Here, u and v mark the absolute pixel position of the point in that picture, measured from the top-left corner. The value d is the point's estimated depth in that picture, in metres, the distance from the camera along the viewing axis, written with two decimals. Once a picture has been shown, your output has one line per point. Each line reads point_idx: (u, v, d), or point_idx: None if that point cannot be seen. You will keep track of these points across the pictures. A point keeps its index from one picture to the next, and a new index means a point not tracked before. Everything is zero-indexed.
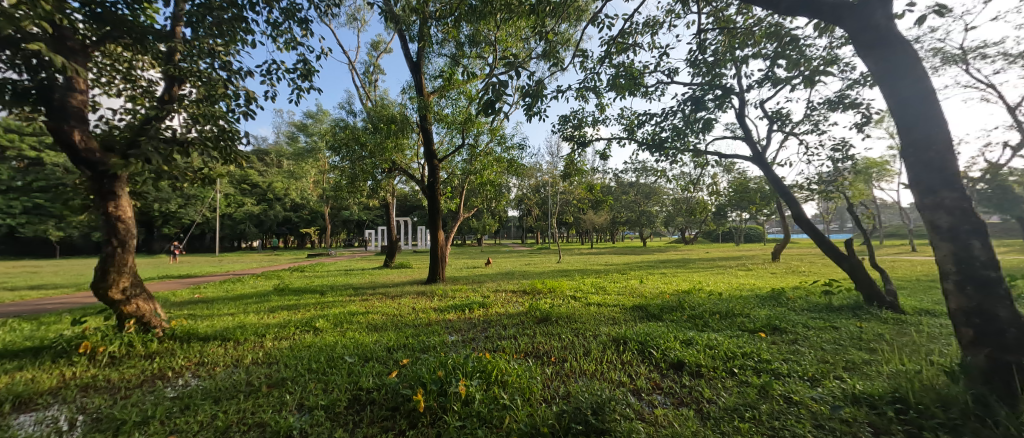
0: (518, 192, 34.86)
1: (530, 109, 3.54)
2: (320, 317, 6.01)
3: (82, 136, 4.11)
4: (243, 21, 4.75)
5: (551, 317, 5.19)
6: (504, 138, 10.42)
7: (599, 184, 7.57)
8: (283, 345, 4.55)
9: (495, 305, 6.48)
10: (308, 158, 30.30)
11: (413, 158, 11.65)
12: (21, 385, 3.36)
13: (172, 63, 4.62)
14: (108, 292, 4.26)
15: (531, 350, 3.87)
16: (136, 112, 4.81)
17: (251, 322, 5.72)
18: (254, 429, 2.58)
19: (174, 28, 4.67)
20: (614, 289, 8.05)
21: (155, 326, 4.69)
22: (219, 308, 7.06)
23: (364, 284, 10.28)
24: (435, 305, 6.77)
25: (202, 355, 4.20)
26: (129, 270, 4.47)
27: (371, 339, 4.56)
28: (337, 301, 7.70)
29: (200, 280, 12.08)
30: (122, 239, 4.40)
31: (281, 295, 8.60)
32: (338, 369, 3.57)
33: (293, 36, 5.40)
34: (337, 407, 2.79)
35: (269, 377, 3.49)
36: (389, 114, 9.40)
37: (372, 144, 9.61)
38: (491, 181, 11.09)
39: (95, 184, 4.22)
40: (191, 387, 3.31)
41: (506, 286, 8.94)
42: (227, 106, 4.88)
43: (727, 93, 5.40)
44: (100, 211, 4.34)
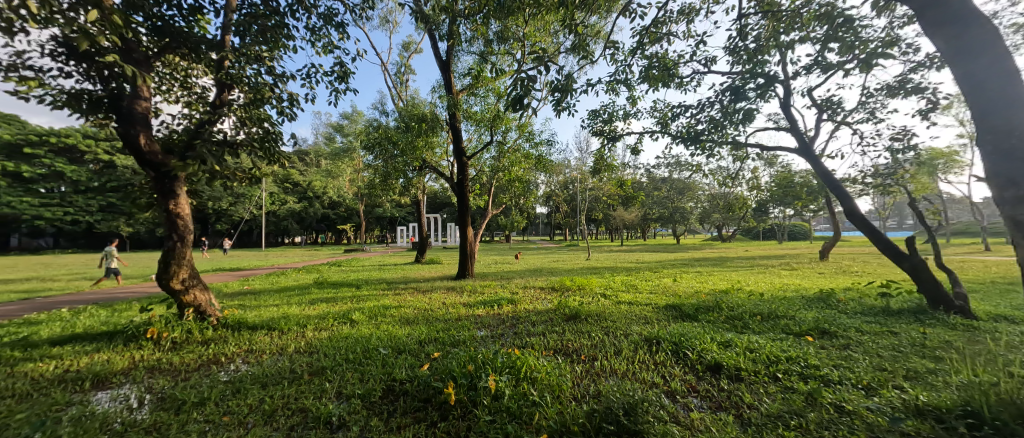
0: (547, 189, 34.67)
1: (560, 103, 3.51)
2: (356, 310, 6.26)
3: (147, 140, 4.47)
4: (286, 28, 5.10)
5: (583, 315, 5.11)
6: (533, 134, 10.35)
7: (630, 179, 7.37)
8: (323, 336, 4.79)
9: (524, 302, 6.48)
10: (343, 157, 31.31)
11: (443, 156, 11.87)
12: (98, 365, 3.73)
13: (222, 70, 4.92)
14: (169, 282, 4.66)
15: (560, 347, 3.83)
16: (192, 117, 5.19)
17: (294, 313, 6.06)
18: (297, 414, 2.73)
19: (225, 37, 4.98)
20: (648, 289, 7.74)
21: (210, 316, 5.05)
22: (265, 300, 7.47)
23: (396, 279, 10.52)
24: (465, 301, 6.84)
25: (249, 343, 4.50)
26: (188, 263, 4.86)
27: (404, 332, 4.71)
28: (371, 295, 7.99)
29: (248, 273, 13.02)
30: (182, 234, 4.78)
31: (319, 289, 9.00)
32: (373, 360, 3.69)
33: (331, 40, 5.65)
34: (372, 397, 2.90)
35: (310, 366, 3.69)
36: (420, 113, 9.70)
37: (403, 143, 9.87)
38: (520, 177, 11.08)
39: (158, 184, 4.62)
40: (241, 372, 3.55)
41: (535, 283, 8.90)
42: (271, 109, 5.20)
43: (770, 82, 5.07)
44: (162, 209, 4.73)
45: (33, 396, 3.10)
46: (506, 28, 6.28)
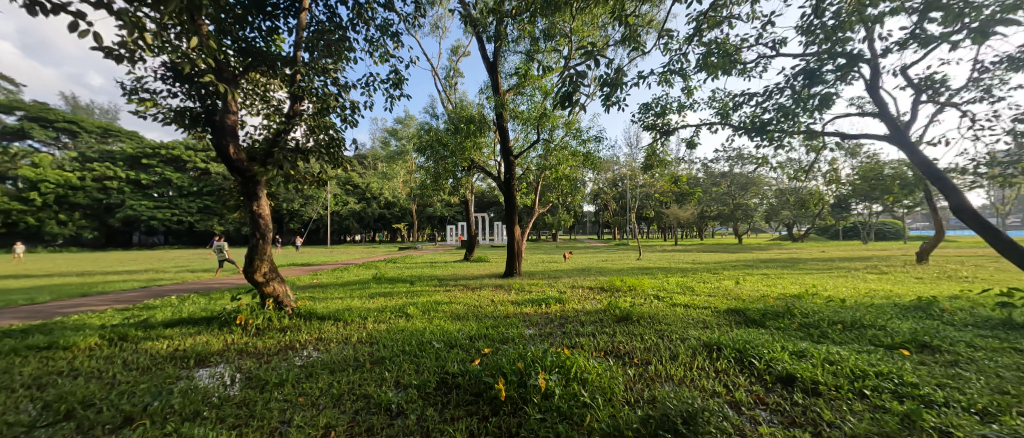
0: (595, 187, 33.85)
1: (609, 98, 3.42)
2: (411, 305, 6.58)
3: (235, 149, 5.06)
4: (348, 41, 5.49)
5: (635, 317, 4.92)
6: (580, 131, 10.17)
7: (685, 175, 6.97)
8: (381, 328, 5.10)
9: (572, 301, 6.40)
10: (398, 160, 33.02)
11: (490, 156, 12.08)
12: (199, 346, 4.30)
13: (295, 84, 5.42)
14: (253, 275, 5.23)
15: (611, 349, 3.73)
16: (270, 127, 5.77)
17: (357, 306, 6.52)
18: (361, 399, 2.94)
19: (297, 53, 5.47)
20: (707, 291, 7.27)
21: (287, 306, 5.61)
22: (331, 293, 8.12)
23: (447, 276, 10.90)
24: (513, 299, 6.90)
25: (319, 332, 4.92)
26: (269, 259, 5.42)
27: (455, 327, 4.87)
28: (425, 291, 8.36)
29: (316, 268, 14.23)
30: (263, 233, 5.34)
31: (378, 284, 9.58)
32: (428, 353, 3.86)
33: (387, 49, 5.98)
34: (427, 388, 3.03)
35: (371, 355, 3.95)
36: (468, 115, 9.93)
37: (453, 144, 10.18)
38: (567, 175, 10.94)
39: (244, 188, 5.21)
40: (313, 358, 3.90)
41: (584, 282, 8.75)
42: (336, 117, 5.63)
43: (853, 61, 4.51)
44: (247, 210, 5.32)
45: (153, 369, 3.66)
46: (553, 24, 6.23)
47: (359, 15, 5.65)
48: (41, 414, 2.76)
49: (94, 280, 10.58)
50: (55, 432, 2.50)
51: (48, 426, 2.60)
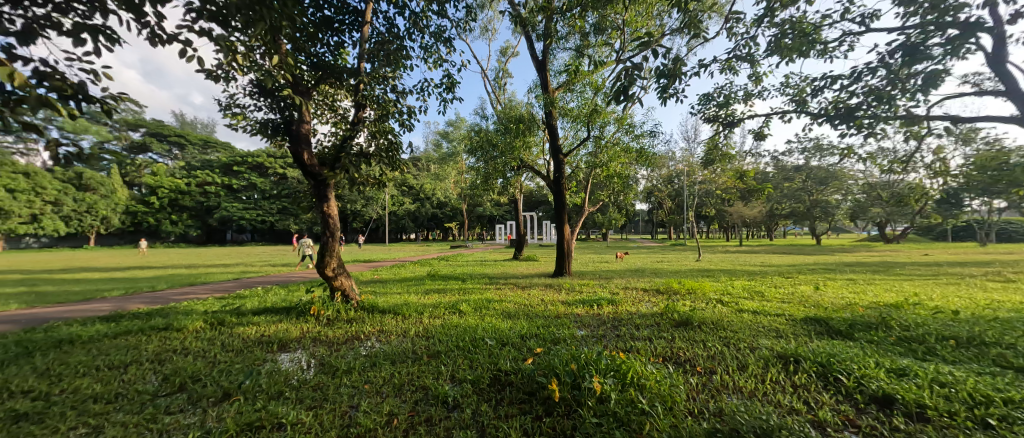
0: (649, 184, 32.34)
1: (666, 90, 3.24)
2: (464, 302, 6.77)
3: (309, 155, 5.56)
4: (405, 50, 5.77)
5: (695, 322, 4.63)
6: (633, 126, 9.79)
7: (752, 170, 6.41)
8: (436, 323, 5.31)
9: (626, 303, 6.18)
10: (450, 161, 34.18)
11: (539, 155, 12.05)
12: (281, 333, 4.80)
13: (358, 93, 5.82)
14: (324, 270, 5.71)
15: (670, 355, 3.55)
16: (338, 134, 6.26)
17: (414, 301, 6.85)
18: (420, 390, 3.09)
19: (360, 64, 5.88)
20: (778, 297, 6.63)
21: (353, 299, 6.06)
22: (390, 288, 8.62)
23: (497, 275, 11.06)
24: (563, 299, 6.83)
25: (381, 324, 5.25)
26: (337, 255, 5.89)
27: (506, 325, 4.93)
28: (477, 288, 8.56)
29: (376, 265, 15.18)
30: (332, 231, 5.82)
31: (432, 281, 10.00)
32: (481, 350, 3.95)
33: (440, 55, 6.21)
34: (481, 384, 3.11)
35: (428, 349, 4.13)
36: (518, 114, 9.97)
37: (502, 144, 10.29)
38: (619, 173, 10.58)
39: (317, 190, 5.70)
40: (376, 349, 4.17)
41: (638, 284, 8.40)
42: (395, 122, 5.95)
43: (968, 31, 3.84)
44: (319, 210, 5.82)
45: (244, 351, 4.15)
46: (603, 17, 6.05)
47: (414, 24, 5.93)
48: (161, 385, 3.25)
49: (196, 272, 12.21)
50: (172, 401, 2.93)
51: (167, 396, 3.06)
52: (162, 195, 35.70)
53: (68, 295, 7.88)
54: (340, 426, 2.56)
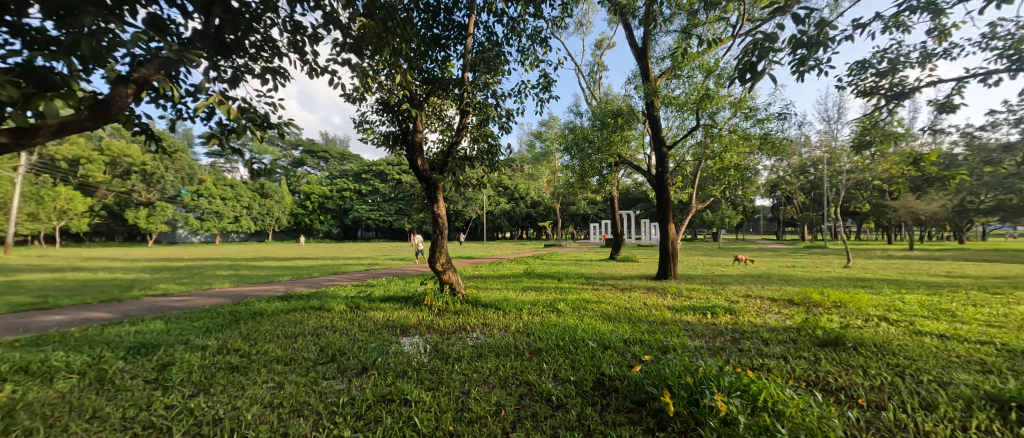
0: (772, 176, 27.90)
1: (804, 61, 2.72)
2: (561, 301, 6.77)
3: (422, 161, 6.18)
4: (504, 55, 6.00)
5: (845, 342, 3.81)
6: (754, 110, 8.53)
7: (932, 152, 4.99)
8: (535, 320, 5.41)
9: (746, 313, 5.43)
10: (543, 160, 34.56)
11: (639, 149, 11.36)
12: (402, 319, 5.44)
13: (463, 101, 6.24)
14: (435, 265, 6.31)
15: (812, 380, 2.99)
16: (445, 141, 6.83)
17: (513, 298, 7.11)
18: (524, 385, 3.18)
19: (464, 74, 6.31)
20: (973, 318, 5.07)
21: (459, 292, 6.55)
22: (490, 284, 9.09)
23: (594, 275, 10.78)
24: (669, 304, 6.30)
25: (484, 318, 5.57)
26: (445, 251, 6.45)
27: (607, 327, 4.77)
28: (574, 288, 8.47)
29: (477, 261, 16.18)
30: (441, 229, 6.37)
31: (529, 278, 10.24)
32: (582, 351, 3.89)
33: (537, 56, 6.29)
34: (584, 386, 3.06)
35: (529, 345, 4.23)
36: (615, 108, 9.54)
37: (598, 140, 9.95)
38: (735, 164, 9.34)
39: (428, 193, 6.32)
40: (481, 341, 4.43)
41: (761, 292, 7.32)
42: (494, 126, 6.23)
43: None
44: (430, 211, 6.44)
45: (375, 333, 4.82)
46: None
47: (513, 29, 6.11)
48: (318, 355, 3.97)
49: (337, 263, 14.65)
50: (326, 369, 3.56)
51: (323, 364, 3.73)
52: (312, 199, 43.75)
53: (256, 278, 10.20)
54: (454, 409, 2.78)
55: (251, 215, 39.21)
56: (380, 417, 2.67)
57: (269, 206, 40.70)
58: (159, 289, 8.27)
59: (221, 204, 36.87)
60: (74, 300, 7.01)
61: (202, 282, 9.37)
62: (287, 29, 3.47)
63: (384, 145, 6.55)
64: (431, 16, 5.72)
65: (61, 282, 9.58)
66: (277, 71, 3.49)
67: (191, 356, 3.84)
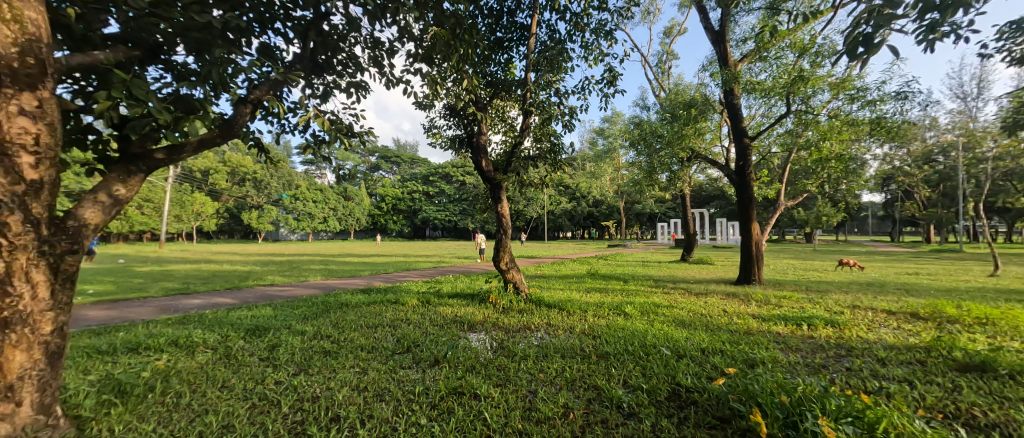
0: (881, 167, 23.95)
1: (938, 27, 2.25)
2: (629, 304, 6.48)
3: (486, 162, 6.34)
4: (567, 52, 5.91)
5: (995, 369, 3.11)
6: (859, 91, 7.37)
7: None
8: (601, 323, 5.25)
9: (852, 327, 4.70)
10: (606, 158, 33.53)
11: (715, 142, 10.47)
12: (469, 315, 5.63)
13: (526, 101, 6.27)
14: (499, 264, 6.43)
15: (947, 412, 2.49)
16: (508, 142, 6.92)
17: (577, 299, 6.98)
18: (592, 390, 3.09)
19: (527, 75, 6.33)
20: None
21: (522, 291, 6.61)
22: (553, 284, 9.03)
23: (664, 277, 10.18)
24: (754, 312, 5.70)
25: (548, 318, 5.54)
26: (508, 251, 6.54)
27: (680, 334, 4.46)
28: (641, 291, 8.07)
29: (539, 260, 16.21)
30: (504, 229, 6.47)
31: (593, 279, 9.99)
32: (654, 358, 3.67)
33: (601, 50, 6.09)
34: (658, 396, 2.88)
35: (596, 348, 4.11)
36: (687, 99, 8.89)
37: (668, 134, 9.34)
38: (835, 155, 8.16)
39: (492, 193, 6.46)
40: (546, 341, 4.41)
41: (870, 302, 6.30)
42: (557, 124, 6.17)
43: None
44: (494, 210, 6.57)
45: (445, 327, 5.05)
46: None
47: (576, 25, 5.99)
48: (395, 345, 4.27)
49: (410, 260, 15.66)
50: (402, 359, 3.81)
51: (400, 354, 3.99)
52: (386, 201, 47.30)
53: (341, 273, 11.30)
54: (522, 407, 2.79)
55: (336, 216, 43.59)
56: (452, 409, 2.78)
57: (350, 207, 44.87)
58: (267, 280, 9.54)
59: (312, 206, 41.63)
60: (206, 288, 8.40)
61: (299, 275, 10.62)
62: (368, 46, 3.79)
63: (451, 149, 6.84)
64: (494, 20, 5.84)
65: (196, 273, 11.52)
66: (359, 84, 3.86)
67: (292, 339, 4.37)
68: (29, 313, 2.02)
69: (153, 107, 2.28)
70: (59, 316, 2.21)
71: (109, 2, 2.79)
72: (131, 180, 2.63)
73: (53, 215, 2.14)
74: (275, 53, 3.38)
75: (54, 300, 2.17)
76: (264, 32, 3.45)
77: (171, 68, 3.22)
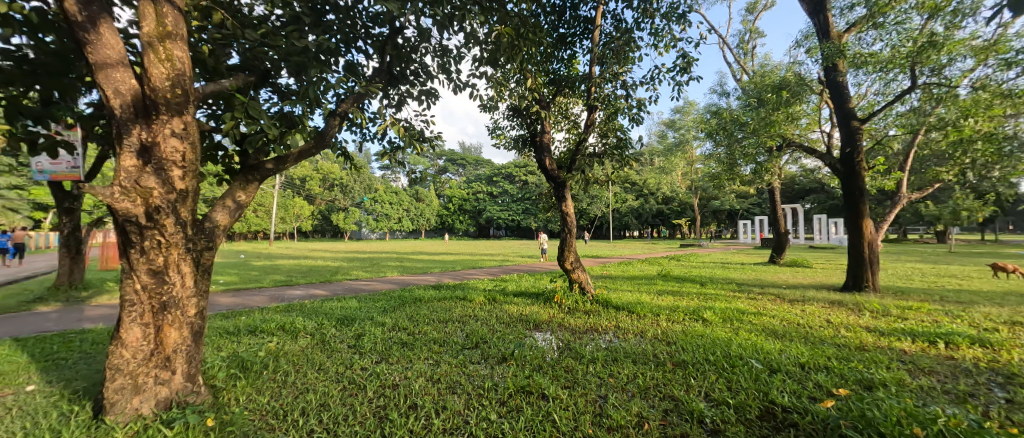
0: None
1: None
2: (707, 308, 5.97)
3: (550, 161, 6.28)
4: (634, 41, 5.62)
5: None
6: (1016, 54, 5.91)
7: None
8: (677, 328, 4.90)
9: (1011, 349, 3.78)
10: (677, 151, 31.40)
11: (810, 127, 9.22)
12: (535, 314, 5.63)
13: (591, 96, 6.07)
14: (564, 263, 6.35)
15: None
16: (573, 139, 6.77)
17: (648, 301, 6.62)
18: (668, 400, 2.89)
19: (592, 69, 6.14)
20: None
21: (589, 292, 6.44)
22: (621, 285, 8.67)
23: (749, 281, 9.20)
24: (868, 324, 4.89)
25: (617, 321, 5.31)
26: (573, 250, 6.42)
27: (772, 346, 3.98)
28: (721, 295, 7.39)
29: (605, 260, 15.73)
30: (569, 228, 6.36)
31: (666, 281, 9.37)
32: (741, 370, 3.32)
33: (673, 35, 5.68)
34: (748, 414, 2.58)
35: (672, 356, 3.83)
36: (776, 81, 7.93)
37: (753, 122, 8.37)
38: (979, 135, 6.66)
39: (556, 191, 6.38)
40: (615, 344, 4.24)
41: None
42: (624, 118, 5.90)
43: None
44: (559, 209, 6.49)
45: (511, 325, 5.11)
46: None
47: (644, 11, 5.66)
48: (466, 340, 4.42)
49: (476, 258, 16.17)
50: (472, 354, 3.93)
51: (470, 349, 4.13)
52: (454, 201, 49.48)
53: (415, 269, 12.06)
54: (592, 412, 2.70)
55: (409, 216, 46.77)
56: (521, 407, 2.79)
57: (421, 208, 47.73)
58: (352, 275, 10.54)
59: (389, 207, 45.21)
60: (304, 281, 9.53)
61: (379, 271, 11.54)
62: (437, 54, 3.97)
63: (515, 149, 6.89)
64: (557, 16, 5.75)
65: (296, 267, 13.15)
66: (430, 92, 4.06)
67: (375, 330, 4.75)
68: (180, 298, 2.44)
69: (266, 123, 2.65)
70: (201, 302, 2.63)
71: (231, 37, 3.31)
72: (250, 187, 3.08)
73: (195, 218, 2.57)
74: (358, 69, 3.72)
75: (197, 288, 2.59)
76: (349, 50, 3.81)
77: (277, 89, 3.71)
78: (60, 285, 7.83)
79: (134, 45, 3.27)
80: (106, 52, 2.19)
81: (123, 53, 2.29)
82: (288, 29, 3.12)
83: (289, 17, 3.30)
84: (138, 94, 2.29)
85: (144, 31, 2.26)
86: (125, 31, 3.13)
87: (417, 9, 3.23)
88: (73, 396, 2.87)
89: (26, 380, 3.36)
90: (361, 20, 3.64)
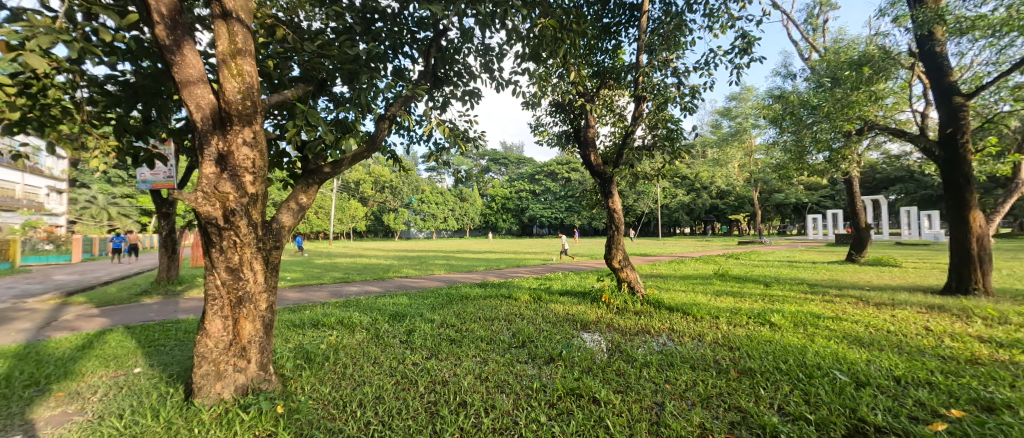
0: None
1: None
2: (774, 311, 5.43)
3: (595, 156, 6.05)
4: (684, 25, 5.24)
5: None
6: None
7: None
8: (739, 332, 4.50)
9: None
10: (732, 142, 29.26)
11: (896, 108, 8.10)
12: (581, 314, 5.47)
13: (639, 86, 5.78)
14: (612, 261, 6.13)
15: None
16: (620, 132, 6.48)
17: (705, 303, 6.16)
18: (733, 410, 2.65)
19: (639, 59, 5.86)
20: None
21: (638, 291, 6.14)
22: (674, 285, 8.18)
23: (822, 281, 8.29)
24: (980, 334, 4.14)
25: (671, 323, 5.00)
26: (621, 248, 6.16)
27: (856, 355, 3.51)
28: (790, 297, 6.71)
29: (655, 259, 15.03)
30: (617, 225, 6.11)
31: (723, 281, 8.72)
32: (820, 382, 2.96)
33: (730, 15, 5.22)
34: (831, 432, 2.28)
35: (735, 363, 3.50)
36: (853, 57, 7.06)
37: (826, 104, 7.53)
38: None
39: (603, 187, 6.14)
40: (669, 348, 3.99)
41: None
42: (676, 107, 5.54)
43: None
44: (606, 205, 6.25)
45: (558, 325, 4.99)
46: None
47: None
48: (512, 339, 4.39)
49: (520, 257, 16.13)
50: (519, 353, 3.88)
51: (517, 348, 4.09)
52: (497, 200, 50.06)
53: (461, 267, 12.29)
54: (648, 420, 2.53)
55: (454, 215, 48.13)
56: (571, 410, 2.68)
57: (466, 208, 48.78)
58: (403, 273, 10.96)
59: (435, 207, 46.79)
60: (359, 278, 10.05)
61: (427, 269, 11.91)
62: (480, 53, 3.96)
63: (559, 145, 6.74)
64: (601, 6, 5.53)
65: (352, 265, 14.01)
66: (473, 92, 4.06)
67: (424, 326, 4.87)
68: (252, 293, 2.62)
69: (324, 129, 2.78)
70: (270, 297, 2.81)
71: (292, 52, 3.52)
72: (310, 190, 3.24)
73: (265, 219, 2.74)
74: (405, 73, 3.80)
75: (267, 284, 2.77)
76: (395, 56, 3.91)
77: (334, 98, 3.91)
78: (160, 280, 8.92)
79: (212, 65, 3.58)
80: (188, 71, 2.40)
81: (203, 71, 2.50)
82: (342, 39, 3.26)
83: (342, 28, 3.46)
84: (215, 108, 2.49)
85: (219, 50, 2.45)
86: (204, 52, 3.44)
87: (460, 10, 3.22)
88: (169, 380, 3.21)
89: (134, 363, 3.84)
90: (407, 26, 3.71)
